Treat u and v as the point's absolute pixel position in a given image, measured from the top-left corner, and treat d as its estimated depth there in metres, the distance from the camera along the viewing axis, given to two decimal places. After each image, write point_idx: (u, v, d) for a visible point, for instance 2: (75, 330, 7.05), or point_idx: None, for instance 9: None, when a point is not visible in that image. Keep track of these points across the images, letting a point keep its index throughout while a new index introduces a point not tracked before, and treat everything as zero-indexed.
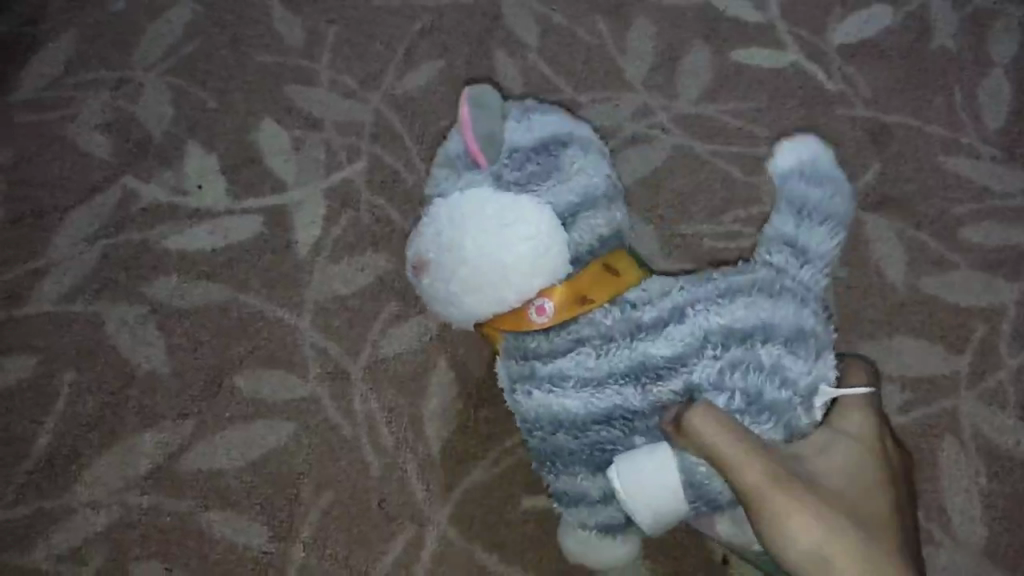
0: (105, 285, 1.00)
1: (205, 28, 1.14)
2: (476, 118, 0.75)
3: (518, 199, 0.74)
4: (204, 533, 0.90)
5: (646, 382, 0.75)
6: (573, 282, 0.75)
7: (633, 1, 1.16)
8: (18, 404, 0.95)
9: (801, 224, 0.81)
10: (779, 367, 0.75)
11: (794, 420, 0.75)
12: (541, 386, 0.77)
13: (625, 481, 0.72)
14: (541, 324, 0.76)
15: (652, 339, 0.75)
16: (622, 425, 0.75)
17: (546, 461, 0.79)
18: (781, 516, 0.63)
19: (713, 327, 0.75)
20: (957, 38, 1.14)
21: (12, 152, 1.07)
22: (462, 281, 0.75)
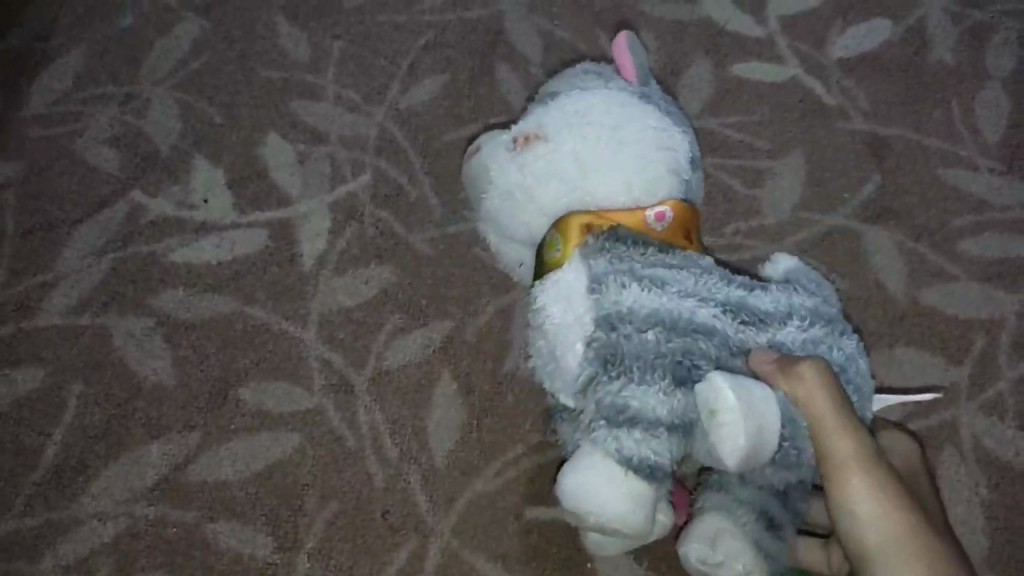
0: (113, 297, 1.01)
1: (213, 43, 1.15)
2: (636, 47, 0.87)
3: (664, 117, 0.82)
4: (209, 543, 0.91)
5: (745, 319, 0.73)
6: (690, 209, 0.80)
7: (634, 16, 1.17)
8: (27, 416, 0.96)
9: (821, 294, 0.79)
10: (854, 360, 0.75)
11: (862, 412, 0.74)
12: (638, 282, 0.73)
13: (739, 389, 0.67)
14: (653, 226, 0.78)
15: (747, 291, 0.76)
16: (717, 348, 0.72)
17: (619, 365, 0.71)
18: (862, 490, 0.66)
19: (799, 303, 0.76)
20: (956, 51, 1.16)
21: (22, 165, 1.08)
22: (596, 156, 0.79)
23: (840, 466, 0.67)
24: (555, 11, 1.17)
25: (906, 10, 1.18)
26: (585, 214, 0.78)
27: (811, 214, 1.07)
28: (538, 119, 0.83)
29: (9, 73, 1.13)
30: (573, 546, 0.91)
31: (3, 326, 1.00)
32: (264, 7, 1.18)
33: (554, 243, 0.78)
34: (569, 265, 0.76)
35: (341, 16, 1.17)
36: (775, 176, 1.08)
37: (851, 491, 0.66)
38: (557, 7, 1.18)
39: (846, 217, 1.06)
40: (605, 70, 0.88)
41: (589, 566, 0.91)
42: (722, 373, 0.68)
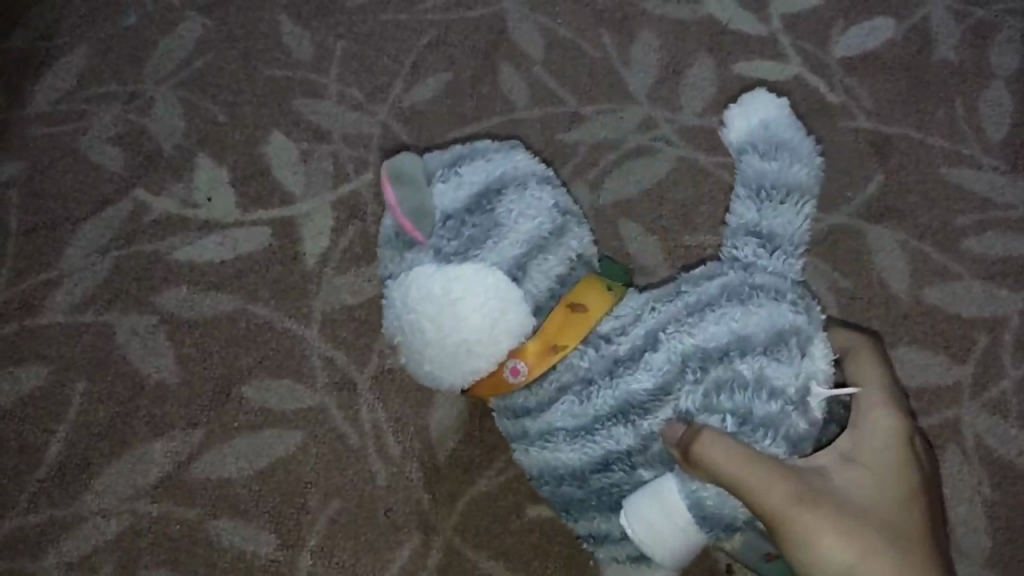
0: (116, 295, 1.01)
1: (215, 42, 1.15)
2: (400, 196, 0.70)
3: (461, 270, 0.69)
4: (213, 540, 0.91)
5: (633, 418, 0.71)
6: (541, 332, 0.72)
7: (637, 14, 1.17)
8: (31, 414, 0.96)
9: (765, 208, 0.76)
10: (764, 379, 0.70)
11: (792, 429, 0.70)
12: (534, 441, 0.75)
13: (636, 526, 0.70)
14: (518, 383, 0.73)
15: (631, 373, 0.72)
16: (619, 469, 0.72)
17: (562, 508, 0.78)
18: (805, 538, 0.64)
19: (689, 348, 0.71)
20: (958, 50, 1.15)
21: (27, 164, 1.09)
22: (430, 361, 0.72)
23: (769, 519, 0.65)
24: (557, 10, 1.17)
25: (910, 7, 1.17)
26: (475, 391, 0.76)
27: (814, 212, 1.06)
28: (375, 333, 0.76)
29: (14, 72, 1.14)
30: (574, 544, 0.91)
31: (7, 324, 1.00)
32: (266, 5, 1.18)
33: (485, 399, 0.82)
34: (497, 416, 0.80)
35: (343, 14, 1.17)
36: None
37: (790, 540, 0.64)
38: (559, 5, 1.17)
39: (849, 216, 1.06)
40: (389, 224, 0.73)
41: (588, 563, 0.91)
42: (624, 509, 0.71)
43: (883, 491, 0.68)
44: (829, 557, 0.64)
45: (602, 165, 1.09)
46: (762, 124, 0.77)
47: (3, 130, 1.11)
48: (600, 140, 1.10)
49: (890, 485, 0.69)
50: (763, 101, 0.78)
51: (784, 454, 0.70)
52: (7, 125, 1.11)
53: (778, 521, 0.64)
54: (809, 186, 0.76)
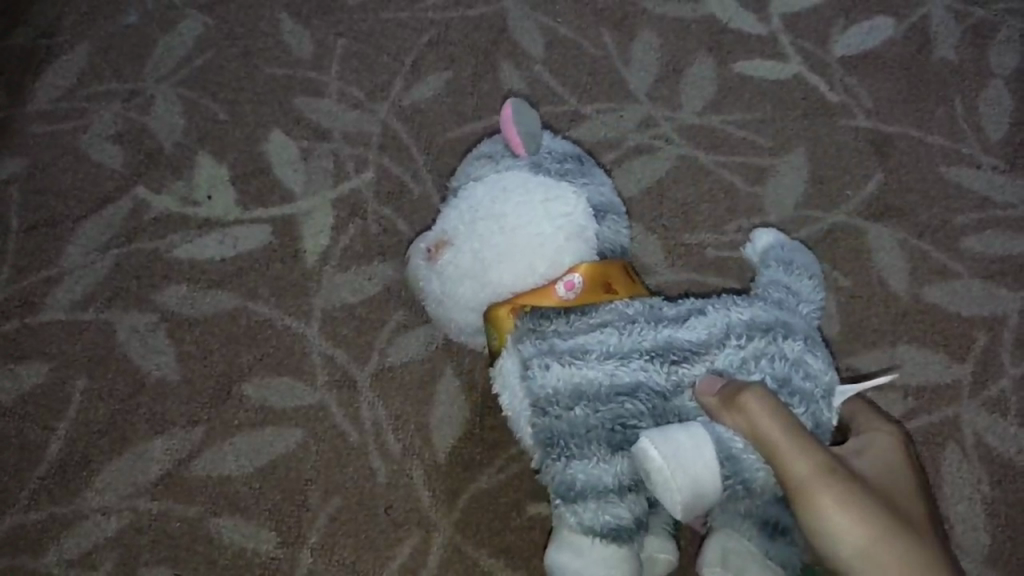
0: (117, 293, 1.01)
1: (215, 40, 1.15)
2: (518, 117, 0.82)
3: (556, 185, 0.80)
4: (212, 538, 0.91)
5: (675, 358, 0.74)
6: (603, 264, 0.79)
7: (637, 13, 1.17)
8: (32, 411, 0.96)
9: (793, 274, 0.83)
10: (802, 362, 0.75)
11: (819, 413, 0.74)
12: (558, 360, 0.75)
13: (663, 448, 0.68)
14: (566, 299, 0.77)
15: (676, 328, 0.76)
16: (647, 400, 0.73)
17: (554, 443, 0.74)
18: (829, 514, 0.65)
19: (735, 321, 0.76)
20: (958, 49, 1.15)
21: (27, 162, 1.09)
22: (496, 244, 0.78)
23: (792, 483, 0.66)
24: (558, 9, 1.17)
25: (909, 7, 1.18)
26: (505, 302, 0.79)
27: (814, 211, 1.07)
28: (445, 223, 0.83)
29: (14, 70, 1.14)
30: None
31: (7, 322, 1.00)
32: (266, 3, 1.18)
33: (492, 337, 0.81)
34: (506, 352, 0.78)
35: (344, 13, 1.17)
36: (777, 173, 1.08)
37: (812, 513, 0.66)
38: (560, 5, 1.18)
39: (849, 215, 1.06)
40: (494, 146, 0.85)
41: None
42: (651, 431, 0.69)
43: (892, 489, 0.70)
44: (840, 532, 0.65)
45: (602, 164, 1.09)
46: (786, 242, 0.86)
47: (3, 127, 1.11)
48: (601, 139, 1.10)
49: (902, 484, 0.71)
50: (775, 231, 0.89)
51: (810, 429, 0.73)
52: (7, 123, 1.11)
53: (802, 493, 0.66)
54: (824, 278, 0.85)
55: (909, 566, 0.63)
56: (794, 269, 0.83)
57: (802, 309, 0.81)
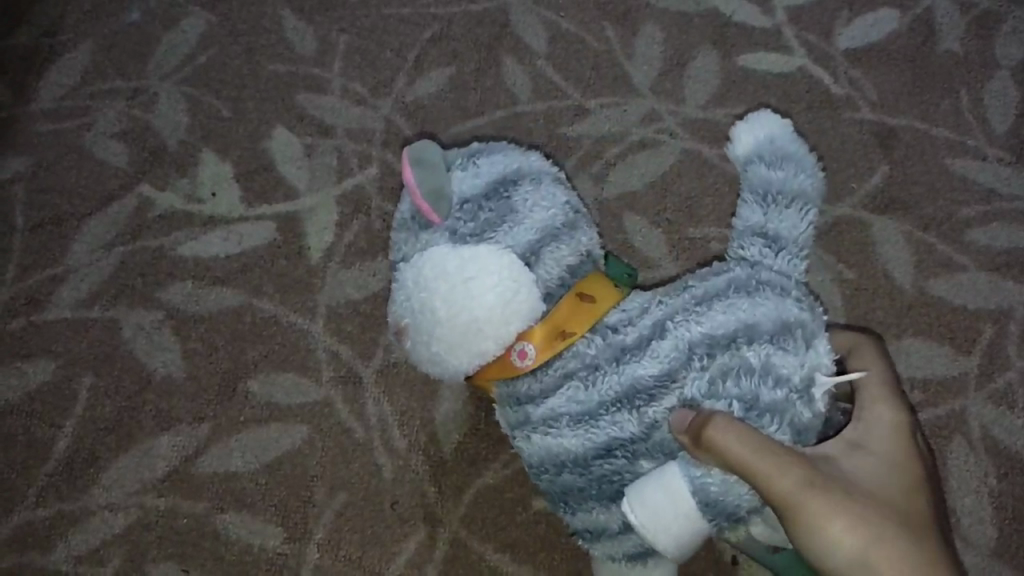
0: (122, 290, 1.02)
1: (218, 37, 1.16)
2: (420, 179, 0.72)
3: (476, 250, 0.71)
4: (219, 534, 0.92)
5: (639, 405, 0.72)
6: (549, 317, 0.73)
7: (639, 7, 1.17)
8: (38, 408, 0.96)
9: (770, 209, 0.78)
10: (770, 366, 0.71)
11: (796, 417, 0.71)
12: (536, 429, 0.74)
13: (639, 512, 0.69)
14: (525, 368, 0.73)
15: (639, 360, 0.72)
16: (624, 452, 0.72)
17: (557, 502, 0.76)
18: (817, 525, 0.63)
19: (695, 338, 0.72)
20: (963, 41, 1.15)
21: (31, 160, 1.09)
22: (439, 339, 0.72)
23: (779, 503, 0.64)
24: (560, 3, 1.17)
25: None
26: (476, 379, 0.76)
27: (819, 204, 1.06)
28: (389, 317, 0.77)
29: (19, 69, 1.15)
30: None
31: (13, 320, 1.00)
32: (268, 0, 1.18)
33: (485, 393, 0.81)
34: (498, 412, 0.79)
35: (346, 9, 1.17)
36: None
37: (800, 526, 0.64)
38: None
39: (853, 209, 1.06)
40: (409, 208, 0.75)
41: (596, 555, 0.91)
42: (626, 495, 0.70)
43: (887, 488, 0.69)
44: (833, 542, 0.63)
45: (605, 158, 1.09)
46: (767, 137, 0.80)
47: (8, 126, 1.11)
48: (603, 135, 1.10)
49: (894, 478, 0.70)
50: (768, 121, 0.81)
51: (789, 440, 0.71)
52: (12, 122, 1.12)
53: (788, 506, 0.64)
54: (812, 196, 0.79)
55: (907, 566, 0.62)
56: (774, 201, 0.78)
57: (778, 258, 0.77)
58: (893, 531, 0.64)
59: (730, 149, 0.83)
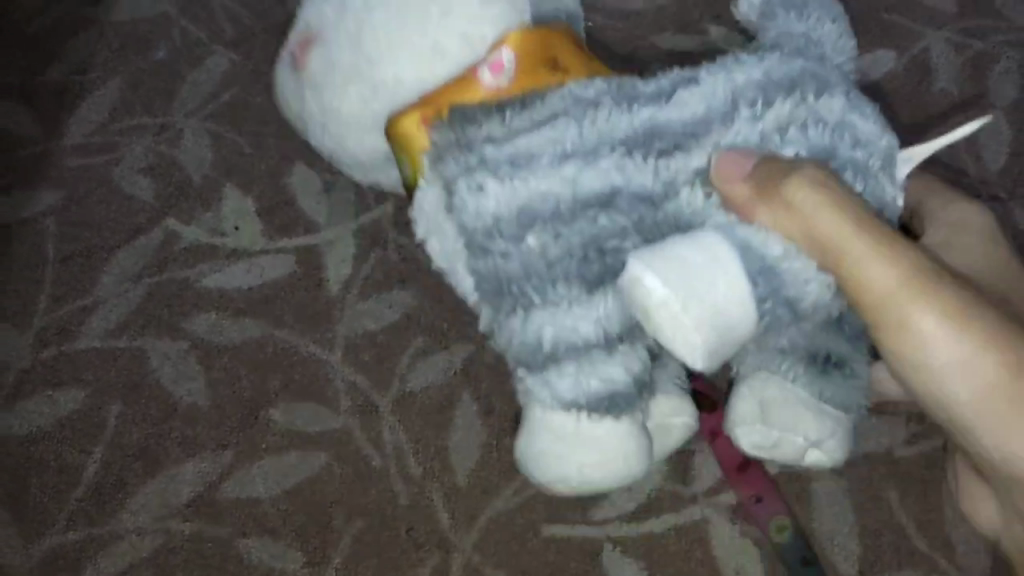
0: (149, 320, 1.06)
1: (242, 76, 1.22)
2: None
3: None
4: (243, 557, 0.94)
5: (658, 149, 0.77)
6: (536, 52, 0.85)
7: (646, 48, 1.23)
8: (69, 434, 1.00)
9: (811, 21, 0.85)
10: (844, 124, 0.78)
11: (881, 190, 0.77)
12: (509, 166, 0.78)
13: (670, 277, 0.70)
14: (506, 92, 0.84)
15: (655, 106, 0.79)
16: (625, 200, 0.76)
17: (507, 290, 0.78)
18: (913, 313, 0.72)
19: (741, 86, 0.79)
20: (958, 81, 1.20)
21: (62, 194, 1.14)
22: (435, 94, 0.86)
23: (874, 295, 0.73)
24: None
25: (910, 41, 1.23)
26: (412, 112, 0.85)
27: None
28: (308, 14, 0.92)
29: (51, 106, 1.20)
30: (592, 561, 0.93)
31: (45, 350, 1.04)
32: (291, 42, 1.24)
33: (402, 154, 0.87)
34: (437, 161, 0.82)
35: None
36: None
37: (901, 318, 0.73)
38: None
39: None
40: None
41: None
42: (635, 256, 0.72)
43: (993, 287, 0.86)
44: (932, 330, 0.72)
45: None
46: None
47: (38, 160, 1.16)
48: None
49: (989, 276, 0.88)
50: None
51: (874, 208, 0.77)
52: (43, 156, 1.16)
53: (888, 302, 0.73)
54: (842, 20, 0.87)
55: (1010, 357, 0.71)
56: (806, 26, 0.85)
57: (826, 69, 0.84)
58: (994, 318, 0.72)
59: None
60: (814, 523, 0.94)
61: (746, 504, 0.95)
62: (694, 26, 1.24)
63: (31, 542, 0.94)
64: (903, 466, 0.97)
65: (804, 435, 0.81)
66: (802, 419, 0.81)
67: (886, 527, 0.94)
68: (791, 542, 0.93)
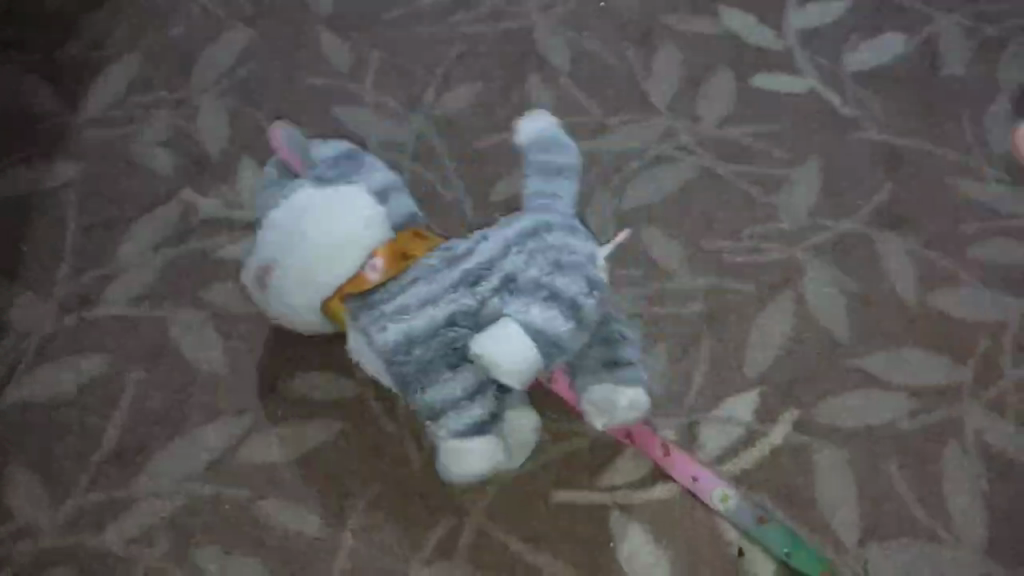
0: (168, 290, 1.08)
1: (259, 53, 1.23)
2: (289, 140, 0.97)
3: (342, 188, 0.90)
4: (261, 519, 0.96)
5: (477, 283, 0.84)
6: (396, 240, 0.90)
7: (658, 29, 1.25)
8: (91, 398, 1.02)
9: (555, 170, 0.95)
10: (567, 245, 0.86)
11: (593, 274, 0.86)
12: (389, 319, 0.84)
13: (485, 341, 0.79)
14: (375, 279, 0.88)
15: (466, 259, 0.85)
16: (465, 321, 0.84)
17: (409, 382, 0.85)
18: None
19: (511, 235, 0.86)
20: (967, 65, 1.21)
21: (82, 166, 1.16)
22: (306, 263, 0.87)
23: None
24: (583, 24, 1.25)
25: (920, 24, 1.25)
26: (334, 293, 0.89)
27: (828, 220, 1.11)
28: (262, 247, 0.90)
29: (70, 79, 1.22)
30: (598, 527, 0.95)
31: (67, 317, 1.07)
32: (307, 19, 1.26)
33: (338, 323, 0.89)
34: (349, 335, 0.88)
35: (380, 28, 1.25)
36: (792, 182, 1.14)
37: None
38: (584, 21, 1.25)
39: (860, 224, 1.11)
40: (275, 173, 0.96)
41: (611, 545, 0.94)
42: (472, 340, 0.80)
43: None
44: None
45: (625, 172, 1.14)
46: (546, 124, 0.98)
47: (57, 133, 1.18)
48: (622, 149, 1.16)
49: None
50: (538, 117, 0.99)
51: (591, 292, 0.85)
52: (61, 128, 1.18)
53: None
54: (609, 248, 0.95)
55: None
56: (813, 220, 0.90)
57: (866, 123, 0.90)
58: None
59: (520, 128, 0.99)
60: (818, 493, 0.96)
61: (752, 474, 0.97)
62: (706, 7, 1.26)
63: (56, 502, 0.97)
64: (904, 440, 0.99)
65: (626, 401, 0.87)
66: (626, 390, 0.88)
67: (888, 498, 0.96)
68: (739, 511, 0.95)
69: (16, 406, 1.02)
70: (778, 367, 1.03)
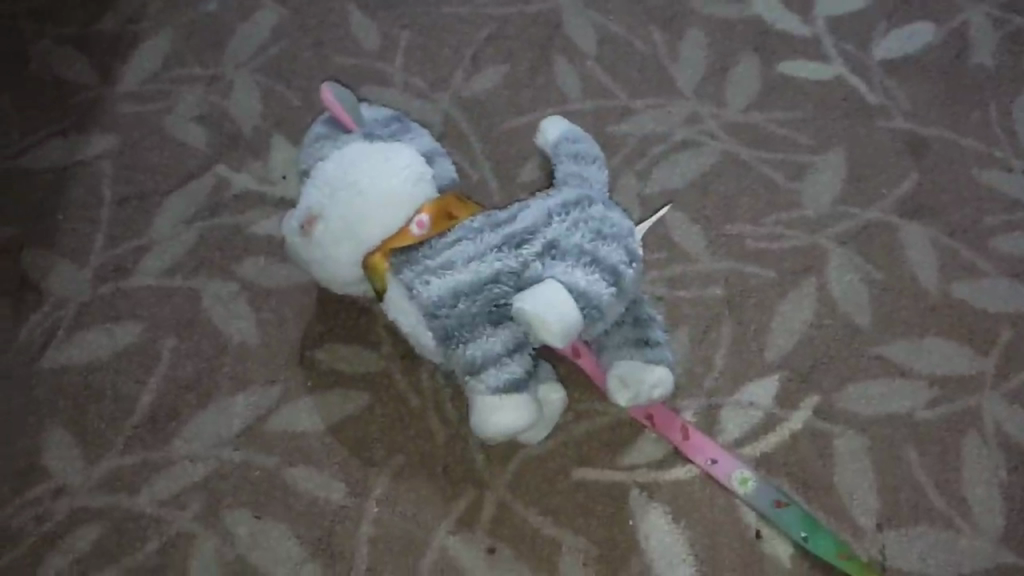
0: (201, 262, 1.11)
1: (291, 31, 1.25)
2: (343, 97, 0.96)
3: (390, 144, 0.93)
4: (288, 485, 0.99)
5: (520, 246, 0.87)
6: (440, 200, 0.92)
7: (686, 13, 1.25)
8: (126, 365, 1.05)
9: (581, 162, 0.97)
10: (607, 217, 0.89)
11: (632, 244, 0.88)
12: (434, 274, 0.87)
13: (531, 298, 0.81)
14: (419, 235, 0.89)
15: (509, 225, 0.88)
16: (509, 280, 0.86)
17: (452, 337, 0.87)
18: None
19: (553, 204, 0.89)
20: (995, 56, 1.21)
21: (117, 138, 1.18)
22: (352, 213, 0.89)
23: None
24: (611, 8, 1.26)
25: (949, 14, 1.24)
26: (377, 249, 0.90)
27: (852, 208, 1.12)
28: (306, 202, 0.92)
29: (107, 53, 1.24)
30: (618, 504, 0.97)
31: (103, 285, 1.10)
32: None
33: (375, 283, 0.91)
34: (390, 292, 0.90)
35: (409, 8, 1.26)
36: (817, 169, 1.14)
37: None
38: (613, 4, 1.26)
39: (884, 213, 1.12)
40: (324, 128, 0.96)
41: (631, 523, 0.96)
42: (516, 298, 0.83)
43: None
44: None
45: (650, 156, 1.15)
46: (569, 130, 1.00)
47: (94, 105, 1.21)
48: (648, 133, 1.17)
49: None
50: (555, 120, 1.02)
51: (631, 262, 0.87)
52: (98, 101, 1.21)
53: None
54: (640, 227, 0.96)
55: None
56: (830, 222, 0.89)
57: None
58: None
59: (540, 137, 1.02)
60: (836, 478, 0.98)
61: (770, 457, 0.99)
62: None
63: (90, 464, 1.00)
64: (923, 428, 1.00)
65: (654, 380, 0.89)
66: (654, 370, 0.89)
67: (903, 483, 0.98)
68: (757, 492, 0.96)
69: (53, 371, 1.05)
70: (798, 352, 1.04)
